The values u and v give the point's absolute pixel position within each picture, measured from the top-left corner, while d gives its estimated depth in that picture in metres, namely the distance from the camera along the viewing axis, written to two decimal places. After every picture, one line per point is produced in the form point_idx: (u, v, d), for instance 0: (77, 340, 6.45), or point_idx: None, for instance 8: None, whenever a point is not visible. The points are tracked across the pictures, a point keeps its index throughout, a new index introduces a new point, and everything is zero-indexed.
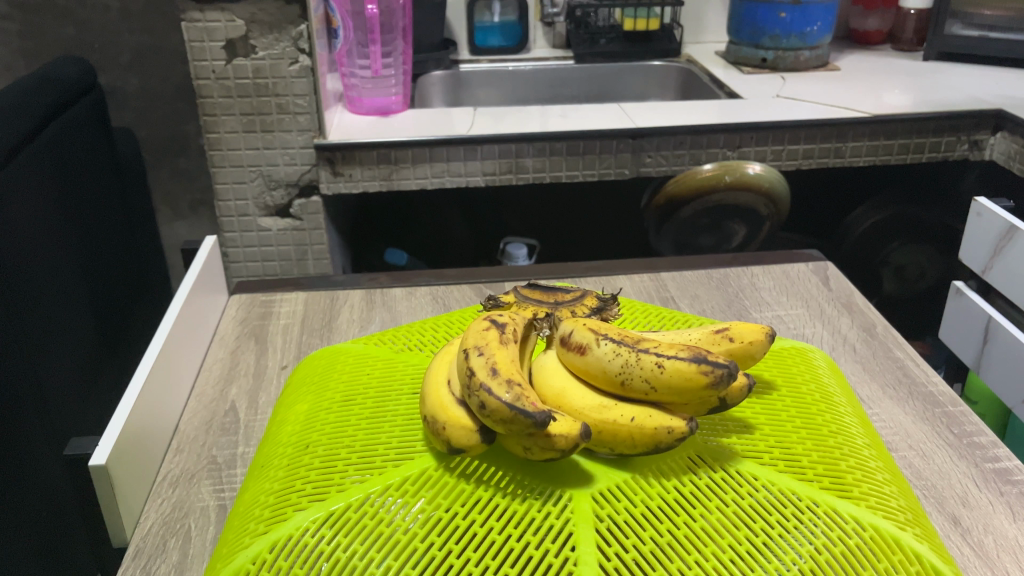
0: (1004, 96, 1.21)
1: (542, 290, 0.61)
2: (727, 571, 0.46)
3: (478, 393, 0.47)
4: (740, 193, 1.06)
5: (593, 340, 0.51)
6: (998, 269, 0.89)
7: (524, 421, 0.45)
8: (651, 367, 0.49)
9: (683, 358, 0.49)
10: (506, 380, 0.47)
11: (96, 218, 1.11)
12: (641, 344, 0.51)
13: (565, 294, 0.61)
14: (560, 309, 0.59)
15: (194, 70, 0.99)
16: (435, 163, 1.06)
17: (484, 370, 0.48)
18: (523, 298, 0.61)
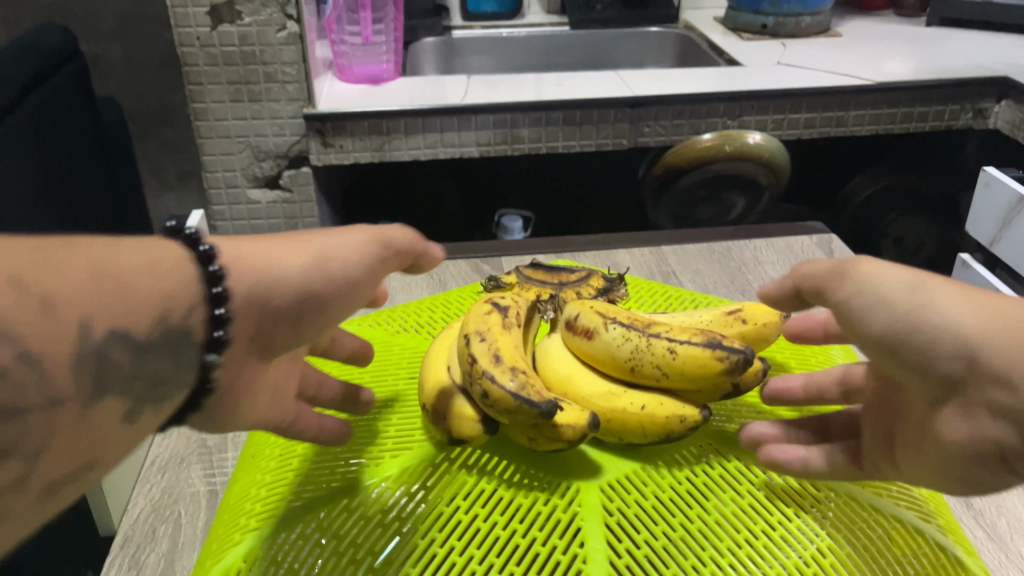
0: (1009, 62, 1.18)
1: (545, 270, 0.59)
2: (744, 568, 0.44)
3: (480, 381, 0.45)
4: (738, 163, 1.00)
5: (601, 324, 0.49)
6: (1007, 241, 0.87)
7: (529, 411, 0.43)
8: (663, 352, 0.47)
9: (696, 343, 0.47)
10: (510, 368, 0.45)
11: (80, 191, 1.08)
12: (652, 328, 0.49)
13: (570, 274, 0.59)
14: (564, 290, 0.57)
15: (177, 36, 0.94)
16: (428, 133, 1.03)
17: (487, 357, 0.46)
18: (527, 280, 0.58)
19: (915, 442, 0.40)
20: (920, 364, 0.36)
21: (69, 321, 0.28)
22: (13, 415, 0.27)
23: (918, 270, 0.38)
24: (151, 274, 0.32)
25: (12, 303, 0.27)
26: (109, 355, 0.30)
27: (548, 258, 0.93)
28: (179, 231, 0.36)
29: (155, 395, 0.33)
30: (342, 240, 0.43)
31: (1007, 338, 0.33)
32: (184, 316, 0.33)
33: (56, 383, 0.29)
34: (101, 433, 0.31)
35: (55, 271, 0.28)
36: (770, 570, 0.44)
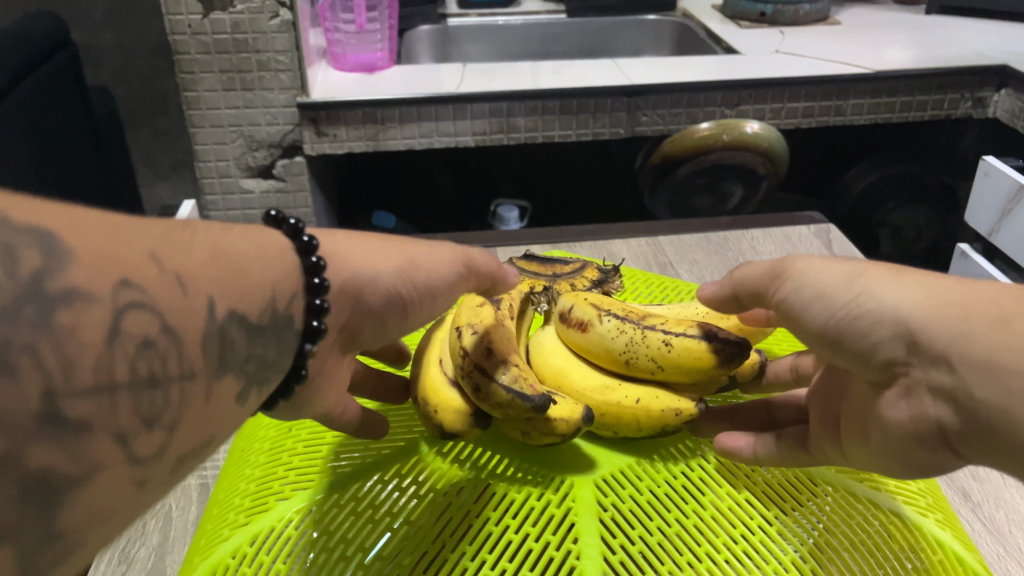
0: (1009, 51, 1.17)
1: (539, 261, 0.58)
2: (740, 563, 0.44)
3: (472, 374, 0.44)
4: (737, 152, 1.01)
5: (595, 316, 0.48)
6: (1005, 231, 0.86)
7: (521, 404, 0.43)
8: (659, 345, 0.46)
9: (692, 335, 0.46)
10: (502, 360, 0.45)
11: (73, 180, 1.07)
12: (647, 320, 0.48)
13: (564, 265, 0.58)
14: (558, 282, 0.56)
15: (168, 24, 0.93)
16: (423, 122, 1.02)
17: (479, 350, 0.45)
18: (520, 271, 0.58)
19: (858, 433, 0.42)
20: (864, 349, 0.39)
21: (199, 301, 0.32)
22: (161, 384, 0.30)
23: (856, 264, 0.42)
24: (259, 263, 0.37)
25: (157, 282, 0.30)
26: (228, 335, 0.34)
27: (544, 248, 0.92)
28: (283, 224, 0.41)
29: (261, 375, 0.37)
30: (431, 250, 0.46)
31: (944, 319, 0.36)
32: (288, 301, 0.38)
33: (190, 358, 0.32)
34: (219, 409, 0.34)
35: (185, 256, 0.32)
36: (766, 565, 0.44)
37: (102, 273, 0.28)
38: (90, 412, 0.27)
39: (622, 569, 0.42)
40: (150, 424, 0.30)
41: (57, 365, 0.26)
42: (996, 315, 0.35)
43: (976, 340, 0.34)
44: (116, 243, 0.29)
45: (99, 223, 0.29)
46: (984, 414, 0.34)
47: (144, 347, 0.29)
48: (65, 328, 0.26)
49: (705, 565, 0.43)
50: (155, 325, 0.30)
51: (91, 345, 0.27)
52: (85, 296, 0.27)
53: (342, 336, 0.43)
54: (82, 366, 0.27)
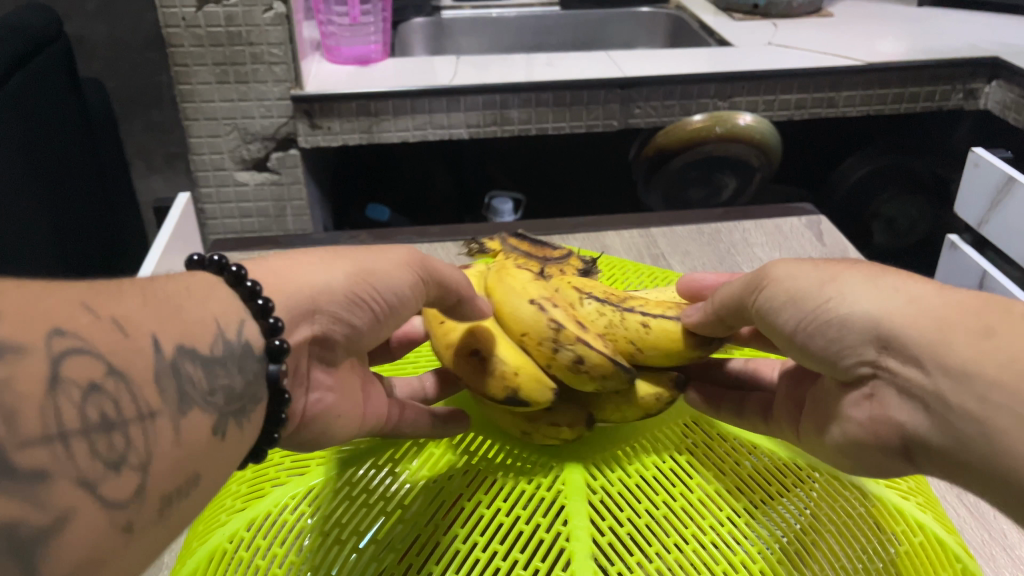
0: (1002, 43, 1.18)
1: (530, 243, 0.58)
2: (725, 543, 0.45)
3: (572, 345, 0.45)
4: (730, 145, 1.00)
5: (576, 298, 0.50)
6: (995, 224, 0.87)
7: (618, 375, 0.45)
8: (638, 326, 0.48)
9: (669, 318, 0.48)
10: (593, 336, 0.47)
11: (66, 174, 1.07)
12: (627, 302, 0.50)
13: (553, 251, 0.58)
14: (551, 264, 0.57)
15: (161, 17, 0.93)
16: (417, 115, 1.02)
17: (573, 324, 0.47)
18: (512, 248, 0.58)
19: (820, 426, 0.45)
20: (830, 353, 0.41)
21: (143, 340, 0.32)
22: (115, 428, 0.30)
23: (822, 266, 0.43)
24: (195, 299, 0.38)
25: (91, 328, 0.30)
26: (182, 369, 0.34)
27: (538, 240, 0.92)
28: (205, 263, 0.41)
29: (233, 407, 0.37)
30: (383, 253, 0.47)
31: (918, 323, 0.38)
32: (236, 329, 0.38)
33: (143, 397, 0.32)
34: (197, 446, 0.34)
35: (116, 303, 0.32)
36: (750, 547, 0.45)
37: (34, 326, 0.28)
38: (43, 462, 0.27)
39: (611, 550, 0.44)
40: (116, 467, 0.30)
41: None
42: (976, 325, 0.36)
43: (953, 351, 0.36)
44: (43, 303, 0.30)
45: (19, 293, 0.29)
46: (962, 420, 0.35)
47: (90, 392, 0.29)
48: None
49: (692, 547, 0.44)
50: (97, 368, 0.30)
51: (29, 396, 0.28)
52: (14, 349, 0.27)
53: (314, 350, 0.45)
54: (24, 416, 0.27)
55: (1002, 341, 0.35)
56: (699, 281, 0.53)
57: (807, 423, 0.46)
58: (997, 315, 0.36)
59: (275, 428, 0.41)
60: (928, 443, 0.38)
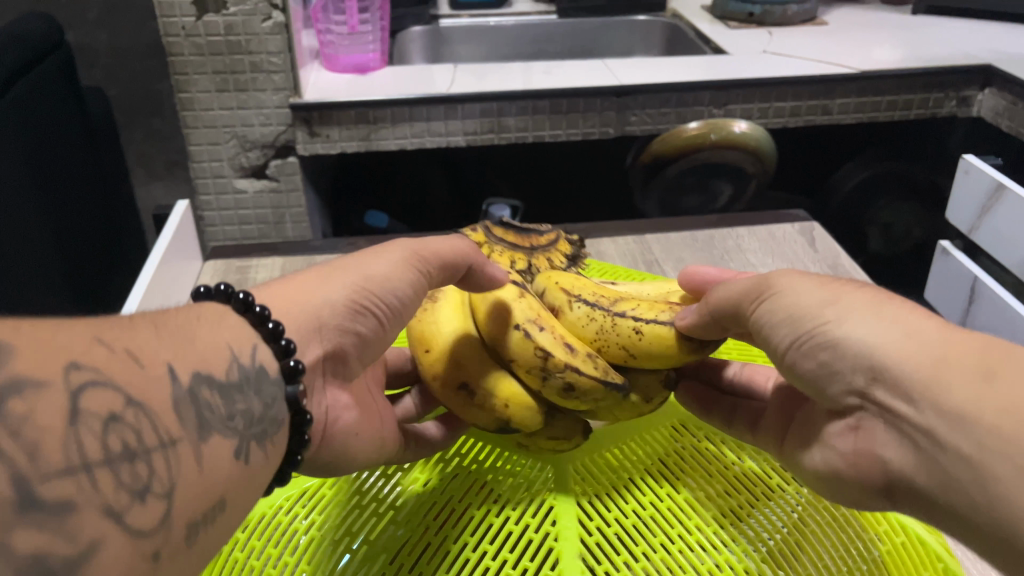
0: (996, 51, 1.19)
1: (515, 231, 0.59)
2: (705, 542, 0.48)
3: (561, 373, 0.46)
4: (725, 152, 1.01)
5: (566, 302, 0.51)
6: (985, 229, 0.87)
7: (613, 394, 0.46)
8: (629, 332, 0.48)
9: (662, 322, 0.48)
10: (585, 356, 0.47)
11: (67, 184, 1.08)
12: (617, 306, 0.50)
13: (538, 237, 0.60)
14: (536, 255, 0.58)
15: (162, 26, 0.94)
16: (414, 123, 1.03)
17: (561, 347, 0.47)
18: (498, 241, 0.58)
19: (804, 444, 0.47)
20: (820, 378, 0.42)
21: (159, 369, 0.33)
22: (138, 456, 0.30)
23: (830, 287, 0.44)
24: (204, 328, 0.39)
25: (108, 361, 0.31)
26: (200, 395, 0.35)
27: None
28: (215, 291, 0.43)
29: (253, 430, 0.38)
30: (379, 260, 0.48)
31: (913, 355, 0.38)
32: (250, 355, 0.40)
33: (163, 425, 0.32)
34: (217, 470, 0.35)
35: (131, 337, 0.33)
36: (731, 546, 0.48)
37: (53, 361, 0.29)
38: (69, 492, 0.27)
39: (597, 549, 0.47)
40: (141, 496, 0.30)
41: (22, 453, 0.26)
42: (971, 365, 0.36)
43: (949, 391, 0.36)
44: (64, 337, 0.30)
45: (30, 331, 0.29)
46: (954, 460, 0.36)
47: (111, 422, 0.30)
48: (19, 415, 0.27)
49: (675, 546, 0.48)
50: (117, 400, 0.30)
51: (52, 427, 0.28)
52: (36, 383, 0.28)
53: (328, 367, 0.46)
54: (47, 447, 0.27)
55: (1001, 387, 0.35)
56: (700, 275, 0.53)
57: (797, 444, 0.47)
58: (1000, 357, 0.36)
59: (298, 450, 0.43)
60: (918, 470, 0.38)
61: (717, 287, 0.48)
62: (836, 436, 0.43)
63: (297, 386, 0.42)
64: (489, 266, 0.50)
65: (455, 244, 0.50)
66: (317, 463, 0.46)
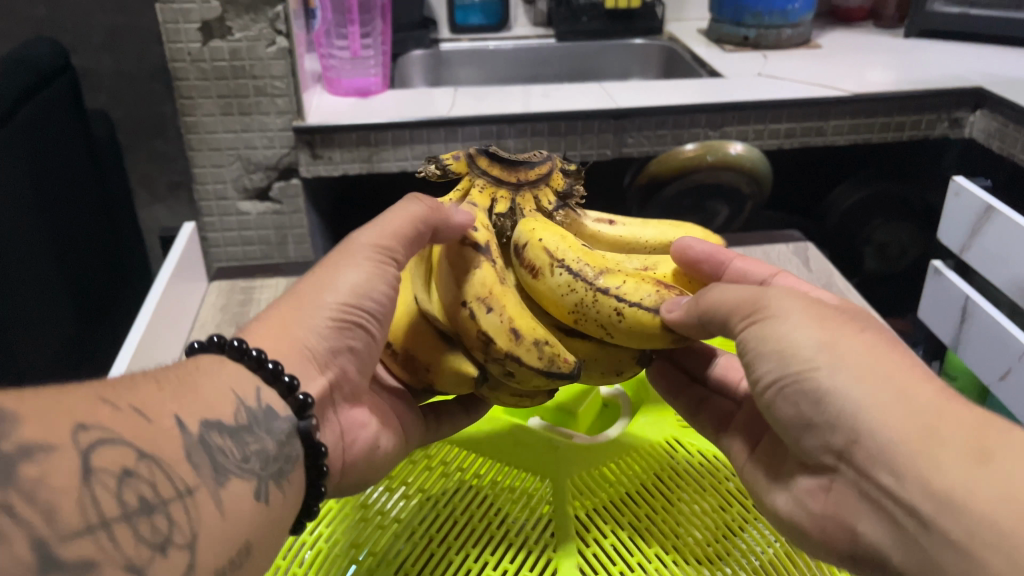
0: (987, 73, 1.20)
1: (503, 163, 0.53)
2: (696, 552, 0.52)
3: (505, 362, 0.44)
4: (720, 173, 1.05)
5: (547, 265, 0.47)
6: (976, 250, 0.89)
7: (559, 380, 0.45)
8: (610, 313, 0.46)
9: (645, 307, 0.46)
10: (533, 342, 0.45)
11: (74, 209, 1.10)
12: (602, 277, 0.47)
13: (530, 169, 0.53)
14: (521, 193, 0.53)
15: (168, 52, 0.97)
16: (415, 145, 1.05)
17: (505, 335, 0.44)
18: (481, 174, 0.53)
19: (778, 459, 0.51)
20: (798, 429, 0.45)
21: (166, 421, 0.36)
22: (156, 509, 0.33)
23: (831, 330, 0.44)
24: (210, 376, 0.41)
25: (114, 419, 0.33)
26: (210, 441, 0.37)
27: None
28: (207, 343, 0.44)
29: (269, 470, 0.40)
30: (343, 271, 0.49)
31: (906, 424, 0.39)
32: (255, 398, 0.42)
33: (179, 476, 0.35)
34: (238, 514, 0.37)
35: (130, 392, 0.35)
36: (723, 556, 0.52)
37: (58, 425, 0.31)
38: (88, 552, 0.29)
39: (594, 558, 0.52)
40: (162, 548, 0.32)
41: (38, 517, 0.28)
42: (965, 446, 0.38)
43: (942, 469, 0.37)
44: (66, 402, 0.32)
45: (37, 400, 0.31)
46: (939, 541, 0.37)
47: (125, 477, 0.32)
48: (32, 479, 0.29)
49: (668, 557, 0.52)
50: (128, 455, 0.33)
51: (66, 488, 0.30)
52: (46, 447, 0.30)
53: (336, 394, 0.50)
54: (64, 509, 0.29)
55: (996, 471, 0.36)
56: (693, 250, 0.52)
57: (778, 487, 0.49)
58: (994, 438, 0.38)
59: (320, 482, 0.45)
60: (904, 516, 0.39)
61: (710, 288, 0.48)
62: (811, 492, 0.46)
63: (307, 419, 0.44)
64: (451, 230, 0.48)
65: (405, 218, 0.50)
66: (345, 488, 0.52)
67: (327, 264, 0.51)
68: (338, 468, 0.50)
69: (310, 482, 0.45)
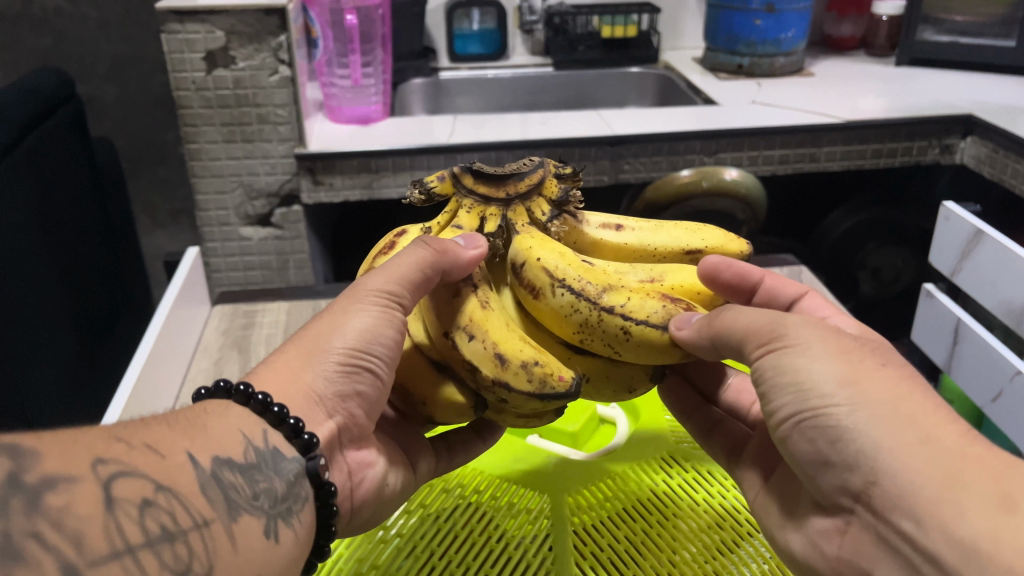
0: (977, 101, 1.23)
1: (486, 179, 0.51)
2: (689, 564, 0.54)
3: (498, 388, 0.44)
4: (717, 199, 1.05)
5: (547, 285, 0.46)
6: (967, 272, 0.91)
7: (556, 402, 0.43)
8: (616, 332, 0.45)
9: (653, 325, 0.45)
10: (520, 365, 0.44)
11: (77, 236, 1.12)
12: (606, 295, 0.45)
13: (516, 183, 0.50)
14: (512, 208, 0.51)
15: (173, 81, 0.99)
16: (415, 172, 1.06)
17: (491, 361, 0.44)
18: (468, 193, 0.52)
19: (789, 479, 0.50)
20: (814, 467, 0.43)
21: (178, 457, 0.37)
22: (177, 537, 0.34)
23: (850, 362, 0.43)
24: (218, 417, 0.41)
25: (129, 455, 0.34)
26: (222, 477, 0.38)
27: None
28: (216, 391, 0.44)
29: (278, 509, 0.41)
30: (352, 315, 0.48)
31: (930, 465, 0.38)
32: (264, 438, 0.42)
33: (197, 508, 0.36)
34: (251, 549, 0.38)
35: (144, 433, 0.37)
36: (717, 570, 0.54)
37: (80, 459, 0.32)
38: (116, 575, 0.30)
39: (591, 569, 0.53)
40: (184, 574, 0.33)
41: (66, 542, 0.29)
42: (989, 496, 0.36)
43: (962, 519, 0.36)
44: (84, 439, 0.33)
45: (53, 440, 0.32)
46: None
47: (146, 506, 0.33)
48: (57, 507, 0.30)
49: (661, 569, 0.53)
50: (148, 487, 0.34)
51: (92, 515, 0.31)
52: (68, 478, 0.31)
53: (344, 436, 0.49)
54: (90, 537, 0.30)
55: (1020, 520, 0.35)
56: (720, 277, 0.51)
57: (791, 525, 0.48)
58: (994, 460, 0.38)
59: (330, 521, 0.45)
60: (904, 549, 0.39)
61: (727, 308, 0.46)
62: (827, 534, 0.45)
63: (315, 458, 0.44)
64: (456, 265, 0.47)
65: (411, 260, 0.47)
66: (356, 526, 0.52)
67: (340, 304, 0.50)
68: (348, 509, 0.50)
69: (321, 521, 0.45)
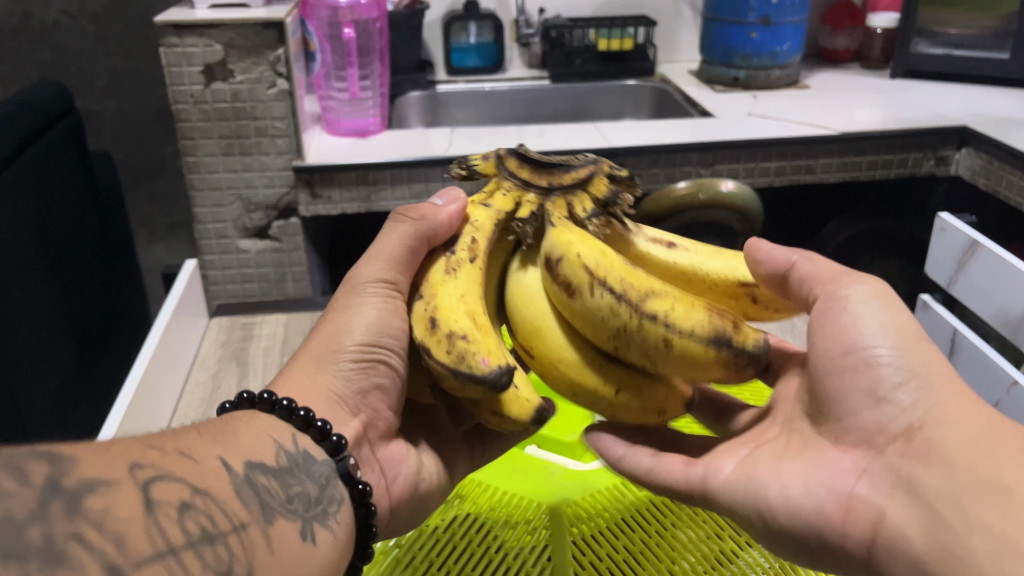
0: (973, 113, 1.23)
1: (534, 165, 0.49)
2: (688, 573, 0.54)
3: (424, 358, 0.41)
4: (713, 211, 1.04)
5: (586, 284, 0.42)
6: (963, 284, 0.91)
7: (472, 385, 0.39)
8: (656, 342, 0.42)
9: (699, 337, 0.42)
10: (447, 334, 0.41)
11: (76, 248, 1.12)
12: (649, 302, 0.42)
13: (565, 174, 0.48)
14: (552, 198, 0.47)
15: (172, 94, 0.99)
16: (413, 183, 1.06)
17: (425, 323, 0.42)
18: (509, 176, 0.49)
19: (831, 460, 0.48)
20: None
21: (211, 462, 0.37)
22: (216, 538, 0.34)
23: None
24: (247, 426, 0.42)
25: (161, 461, 0.34)
26: (256, 480, 0.38)
27: None
28: (239, 403, 0.45)
29: (313, 511, 0.40)
30: (356, 310, 0.48)
31: None
32: (293, 442, 0.43)
33: (234, 511, 0.35)
34: (287, 553, 0.37)
35: (176, 440, 0.37)
36: None
37: (115, 467, 0.32)
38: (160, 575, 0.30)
39: None
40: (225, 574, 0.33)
41: (109, 543, 0.29)
42: None
43: None
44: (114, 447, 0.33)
45: (87, 446, 0.32)
46: None
47: (184, 508, 0.33)
48: (97, 510, 0.30)
49: None
50: (185, 490, 0.34)
51: (131, 517, 0.31)
52: (105, 482, 0.31)
53: (372, 432, 0.49)
54: (132, 538, 0.30)
55: None
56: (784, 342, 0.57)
57: None
58: None
59: (369, 520, 0.44)
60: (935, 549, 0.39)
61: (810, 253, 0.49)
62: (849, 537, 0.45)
63: (345, 460, 0.44)
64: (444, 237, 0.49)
65: (394, 237, 0.48)
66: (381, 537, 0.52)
67: (337, 304, 0.50)
68: (387, 506, 0.50)
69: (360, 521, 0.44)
